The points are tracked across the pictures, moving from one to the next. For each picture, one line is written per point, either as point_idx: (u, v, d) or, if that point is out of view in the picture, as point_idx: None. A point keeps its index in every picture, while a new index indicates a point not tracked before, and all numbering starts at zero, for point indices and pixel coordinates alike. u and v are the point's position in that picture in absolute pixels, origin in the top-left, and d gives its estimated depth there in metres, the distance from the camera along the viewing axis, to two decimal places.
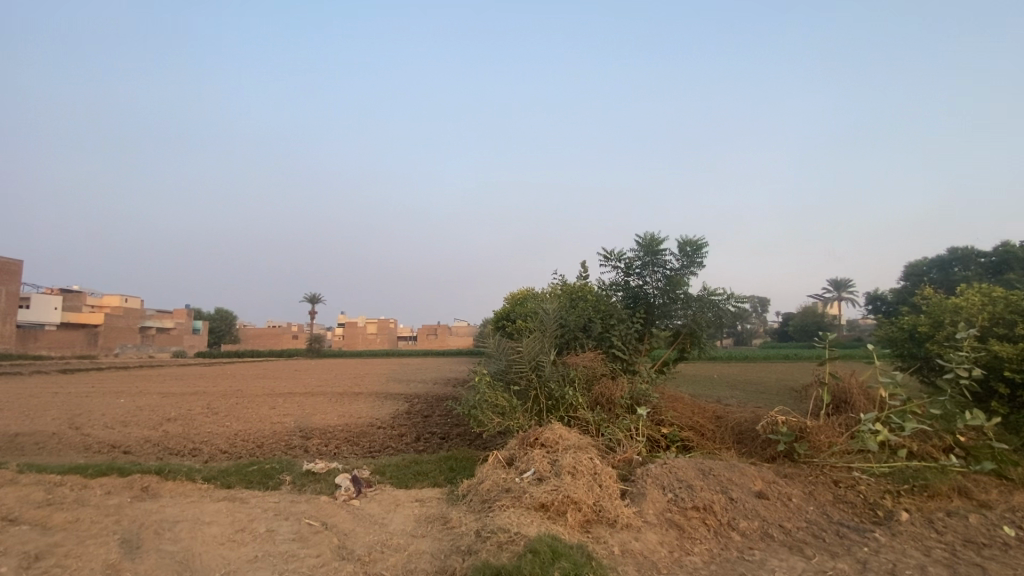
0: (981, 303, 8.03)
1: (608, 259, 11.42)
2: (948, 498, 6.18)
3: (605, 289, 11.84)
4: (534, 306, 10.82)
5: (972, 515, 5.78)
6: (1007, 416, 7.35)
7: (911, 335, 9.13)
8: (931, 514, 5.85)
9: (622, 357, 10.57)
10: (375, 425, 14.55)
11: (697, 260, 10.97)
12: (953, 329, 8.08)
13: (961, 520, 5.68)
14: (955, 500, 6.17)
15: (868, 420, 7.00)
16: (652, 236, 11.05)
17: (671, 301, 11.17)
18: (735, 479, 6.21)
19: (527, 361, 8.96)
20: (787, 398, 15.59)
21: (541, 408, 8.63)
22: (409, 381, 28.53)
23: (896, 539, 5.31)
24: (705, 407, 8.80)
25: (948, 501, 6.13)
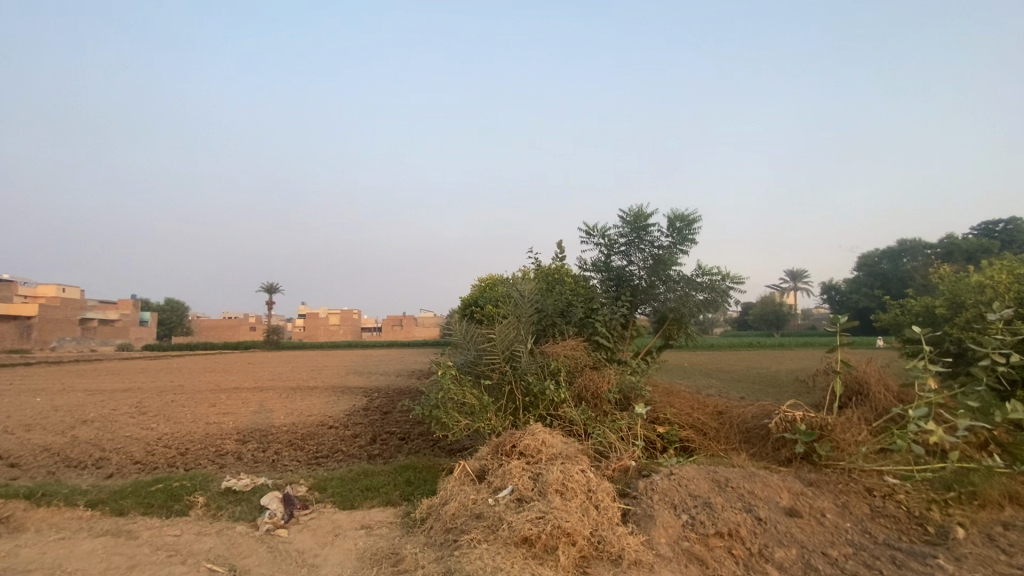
0: (1012, 281, 7.11)
1: (590, 235, 10.16)
2: (1001, 508, 5.22)
3: (585, 270, 10.56)
4: (506, 288, 9.43)
5: None
6: None
7: (926, 319, 8.24)
8: (993, 530, 4.83)
9: (606, 345, 9.36)
10: (326, 424, 12.93)
11: (689, 236, 9.82)
12: (979, 311, 7.18)
13: None
14: (1012, 509, 5.18)
15: (916, 415, 5.81)
16: (639, 209, 9.83)
17: (660, 283, 9.99)
18: (758, 493, 5.05)
19: (500, 351, 7.58)
20: (769, 388, 14.87)
21: (517, 406, 7.28)
22: (369, 374, 26.78)
23: (965, 568, 4.25)
24: (703, 401, 7.70)
25: (1005, 511, 5.14)
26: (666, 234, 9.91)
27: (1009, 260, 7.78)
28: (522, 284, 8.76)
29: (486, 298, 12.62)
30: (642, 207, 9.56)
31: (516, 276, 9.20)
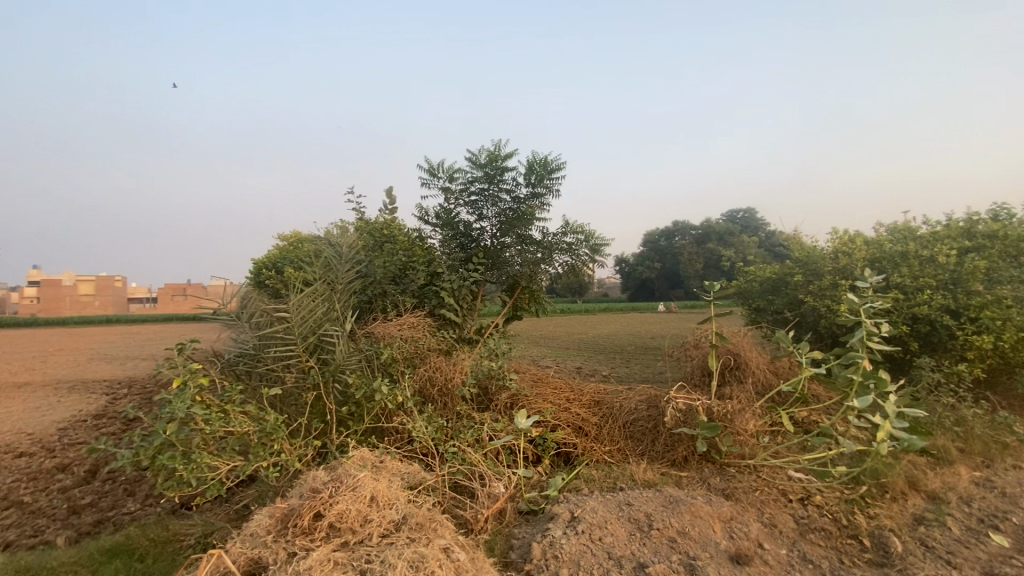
0: (855, 248, 7.11)
1: (433, 176, 7.80)
2: (918, 473, 4.48)
3: (424, 224, 8.20)
4: (313, 246, 6.56)
5: (956, 494, 4.25)
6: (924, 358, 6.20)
7: (779, 286, 7.79)
8: (919, 532, 3.76)
9: (454, 321, 7.26)
10: (10, 450, 8.24)
11: (551, 186, 8.11)
12: (834, 279, 6.96)
13: (964, 508, 4.03)
14: (915, 498, 4.23)
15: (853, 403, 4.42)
16: (495, 147, 7.77)
17: (518, 242, 8.13)
18: (692, 535, 3.49)
19: (301, 336, 4.86)
20: (603, 358, 14.69)
21: (328, 422, 4.75)
22: (123, 359, 20.29)
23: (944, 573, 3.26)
24: (577, 387, 6.09)
25: (912, 500, 4.19)
26: (525, 182, 8.06)
27: (840, 230, 7.80)
28: (337, 238, 6.03)
29: (286, 262, 9.36)
30: (499, 143, 7.51)
31: (328, 227, 6.39)
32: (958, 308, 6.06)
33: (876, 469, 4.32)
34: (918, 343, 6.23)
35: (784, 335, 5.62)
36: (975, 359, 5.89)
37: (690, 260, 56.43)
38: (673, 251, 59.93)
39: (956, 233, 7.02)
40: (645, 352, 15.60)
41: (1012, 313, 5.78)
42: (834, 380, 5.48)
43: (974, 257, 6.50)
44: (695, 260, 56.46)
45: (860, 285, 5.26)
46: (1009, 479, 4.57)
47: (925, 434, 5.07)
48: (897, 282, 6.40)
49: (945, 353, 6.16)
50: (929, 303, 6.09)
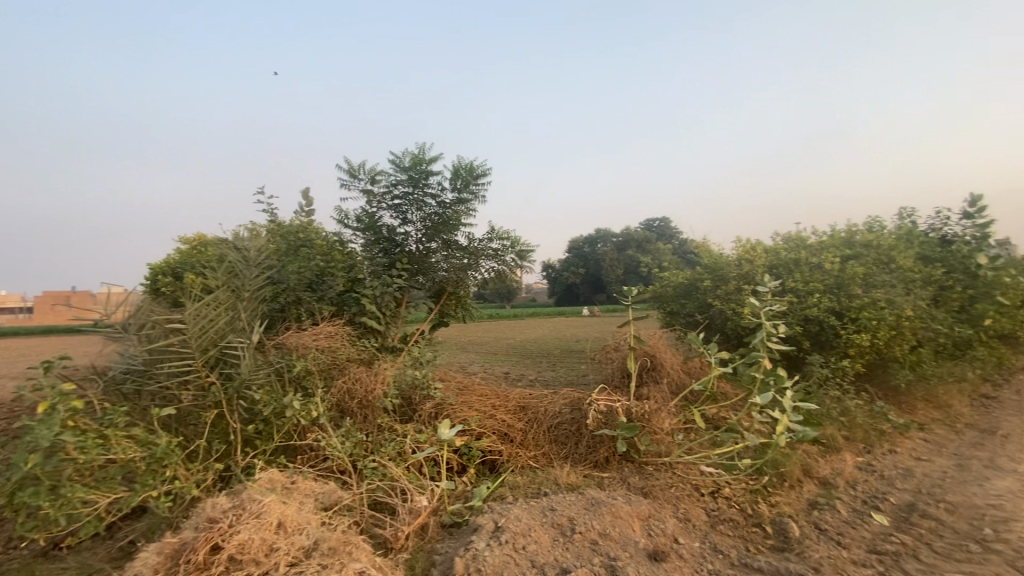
0: (756, 255, 7.72)
1: (354, 177, 7.49)
2: (811, 461, 4.91)
3: (344, 227, 7.84)
4: (217, 250, 6.05)
5: (842, 479, 4.70)
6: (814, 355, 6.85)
7: (692, 290, 8.28)
8: (812, 516, 4.10)
9: (376, 329, 6.98)
10: None
11: (477, 192, 8.06)
12: (738, 284, 7.51)
13: (848, 492, 4.46)
14: (809, 485, 4.61)
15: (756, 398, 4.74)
16: (419, 150, 7.60)
17: (443, 247, 7.99)
18: (613, 536, 3.57)
19: (200, 350, 4.44)
20: (530, 362, 14.86)
21: (231, 443, 4.39)
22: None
23: (833, 553, 3.57)
24: (503, 393, 6.05)
25: (807, 486, 4.57)
26: (451, 187, 7.95)
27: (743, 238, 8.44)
28: (244, 241, 5.61)
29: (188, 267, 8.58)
30: (423, 146, 7.36)
31: (235, 230, 5.90)
32: (842, 309, 6.74)
33: (776, 459, 4.67)
34: (809, 342, 6.86)
35: (695, 337, 5.96)
36: (856, 355, 6.58)
37: (613, 266, 58.82)
38: (597, 257, 62.22)
39: (839, 242, 7.84)
40: (570, 356, 15.97)
41: (884, 314, 6.52)
42: (739, 378, 5.89)
43: (854, 263, 7.28)
44: (617, 265, 58.93)
45: (761, 289, 5.72)
46: (885, 463, 5.13)
47: (816, 425, 5.57)
48: (792, 287, 7.02)
49: (831, 350, 6.82)
50: (818, 306, 6.74)
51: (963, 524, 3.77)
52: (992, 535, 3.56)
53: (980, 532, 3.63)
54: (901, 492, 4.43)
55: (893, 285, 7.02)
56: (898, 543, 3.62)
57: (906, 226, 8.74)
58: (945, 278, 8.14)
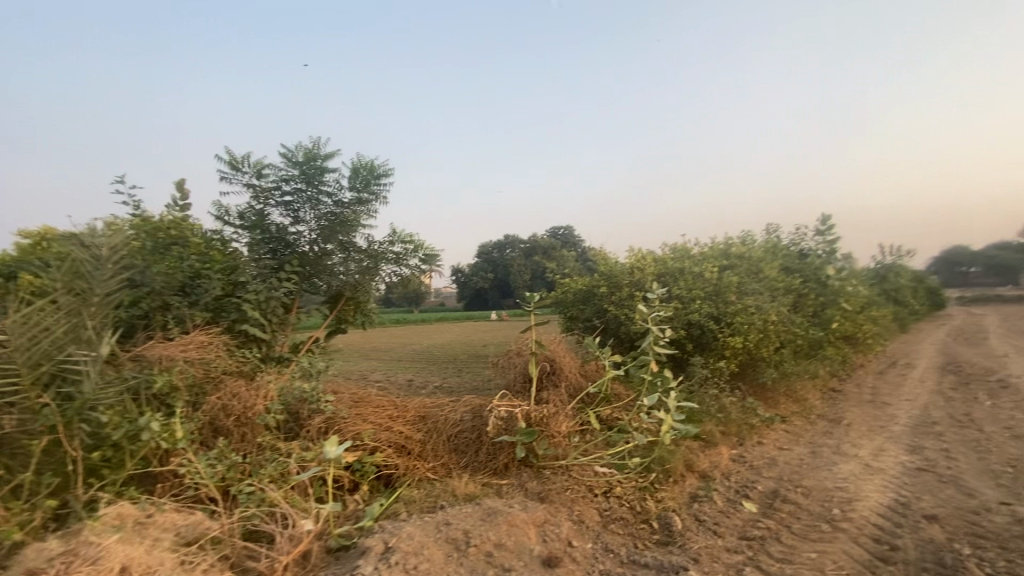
0: (647, 263, 8.22)
1: (237, 170, 6.82)
2: (693, 457, 5.27)
3: (225, 225, 7.11)
4: (60, 246, 5.18)
5: (719, 472, 5.10)
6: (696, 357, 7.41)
7: (589, 297, 8.60)
8: (693, 508, 4.39)
9: (260, 338, 6.38)
10: None
11: (378, 193, 7.71)
12: (631, 291, 7.93)
13: (724, 483, 4.85)
14: (691, 479, 4.95)
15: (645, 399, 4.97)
16: (313, 145, 7.12)
17: (340, 250, 7.54)
18: (508, 546, 3.53)
19: (27, 366, 3.72)
20: (435, 368, 14.59)
21: (68, 475, 3.74)
22: None
23: (711, 543, 3.83)
24: (401, 403, 5.80)
25: (689, 480, 4.90)
26: (349, 186, 7.53)
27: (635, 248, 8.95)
28: (87, 234, 4.57)
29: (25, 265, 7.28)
30: (318, 141, 6.90)
31: (89, 222, 4.99)
32: (719, 314, 7.38)
33: (662, 456, 4.95)
34: (692, 345, 7.41)
35: (591, 341, 6.14)
36: (731, 356, 7.24)
37: (520, 271, 60.03)
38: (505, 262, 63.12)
39: (717, 253, 8.62)
40: (476, 361, 15.93)
41: (753, 319, 7.25)
42: (631, 379, 6.19)
43: (730, 273, 8.03)
44: (525, 271, 60.25)
45: (650, 296, 6.09)
46: (754, 454, 5.67)
47: (698, 422, 6.01)
48: (677, 294, 7.55)
49: (710, 351, 7.40)
50: (699, 311, 7.31)
51: (815, 506, 4.26)
52: (838, 513, 4.04)
53: (829, 511, 4.11)
54: (766, 479, 4.90)
55: (761, 293, 7.84)
56: (764, 528, 3.98)
57: (772, 241, 9.84)
58: (801, 286, 9.28)
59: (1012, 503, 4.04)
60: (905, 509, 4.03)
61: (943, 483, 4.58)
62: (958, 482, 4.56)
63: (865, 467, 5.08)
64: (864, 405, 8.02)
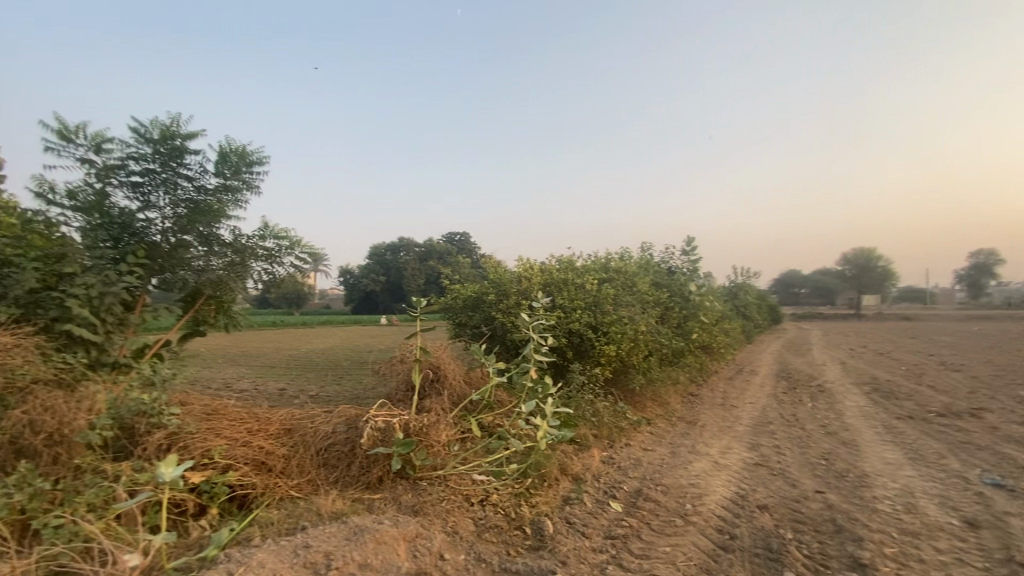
0: (534, 273, 8.44)
1: (66, 141, 5.80)
2: (566, 461, 5.47)
3: (50, 205, 5.98)
4: None
5: (590, 474, 5.34)
6: (575, 364, 7.76)
7: (477, 303, 8.62)
8: (565, 511, 4.53)
9: (89, 339, 5.39)
10: None
11: (249, 181, 7.01)
12: (518, 299, 8.08)
13: (594, 486, 5.08)
14: (564, 482, 5.12)
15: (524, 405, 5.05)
16: (170, 121, 6.30)
17: (201, 243, 6.70)
18: (374, 566, 3.33)
19: None
20: (313, 376, 13.61)
21: None
22: None
23: (578, 544, 3.98)
24: (264, 416, 5.26)
25: (562, 484, 5.07)
26: (214, 172, 6.75)
27: (523, 257, 9.17)
28: None
29: None
30: (175, 116, 6.11)
31: None
32: (597, 323, 7.82)
33: (538, 462, 5.06)
34: (572, 353, 7.75)
35: (476, 348, 6.09)
36: (606, 363, 7.69)
37: (412, 276, 58.75)
38: (397, 266, 61.35)
39: (598, 266, 9.15)
40: (359, 368, 15.17)
41: (626, 329, 7.79)
42: (513, 386, 6.27)
43: (608, 286, 8.56)
44: (417, 275, 59.10)
45: (534, 304, 6.26)
46: (623, 456, 6.04)
47: (573, 426, 6.27)
48: (560, 303, 7.86)
49: (588, 359, 7.79)
50: (579, 321, 7.68)
51: (671, 502, 4.63)
52: (690, 508, 4.43)
53: (682, 507, 4.50)
54: (631, 480, 5.25)
55: (634, 306, 8.46)
56: (627, 527, 4.23)
57: (645, 257, 10.70)
58: (668, 300, 10.20)
59: (823, 490, 4.75)
60: (743, 501, 4.54)
61: (773, 475, 5.26)
62: (784, 474, 5.28)
63: (714, 464, 5.67)
64: (716, 408, 9.00)
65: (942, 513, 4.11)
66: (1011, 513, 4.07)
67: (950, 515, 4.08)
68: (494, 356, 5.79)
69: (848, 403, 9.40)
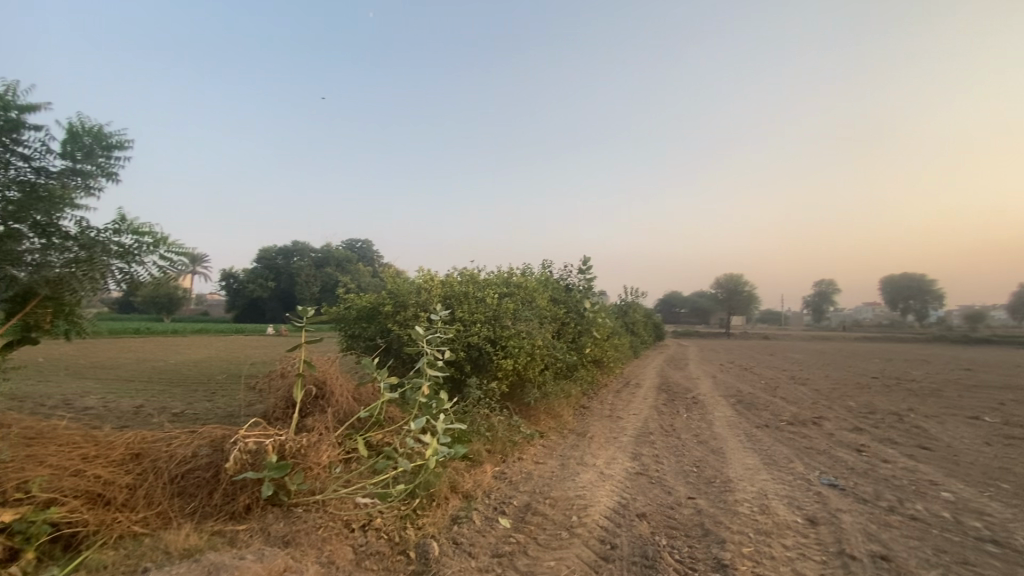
0: (433, 285, 8.28)
1: None
2: (457, 479, 5.35)
3: None
4: None
5: (480, 491, 5.28)
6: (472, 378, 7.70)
7: (372, 314, 8.24)
8: (452, 531, 4.41)
9: None
10: None
11: (106, 167, 6.14)
12: (415, 311, 7.86)
13: (484, 502, 5.02)
14: (454, 500, 5.00)
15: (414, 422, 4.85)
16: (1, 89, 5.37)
17: (36, 232, 5.64)
18: None
19: None
20: (180, 391, 12.10)
21: None
22: None
23: (464, 565, 3.88)
24: (104, 441, 4.51)
25: (452, 502, 4.94)
26: (59, 152, 5.82)
27: (424, 268, 8.97)
28: None
29: None
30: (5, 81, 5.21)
31: None
32: (495, 337, 7.85)
33: (427, 480, 4.89)
34: (469, 366, 7.69)
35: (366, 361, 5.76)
36: (502, 377, 7.72)
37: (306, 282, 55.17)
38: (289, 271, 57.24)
39: (499, 281, 9.23)
40: (237, 381, 13.78)
41: (524, 343, 7.90)
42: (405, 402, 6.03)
43: (507, 300, 8.65)
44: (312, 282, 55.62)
45: (431, 317, 6.11)
46: (514, 470, 6.07)
47: (466, 442, 6.18)
48: (459, 316, 7.78)
49: (485, 373, 7.78)
50: (477, 334, 7.66)
51: (558, 515, 4.72)
52: (575, 520, 4.54)
53: (569, 519, 4.59)
54: (521, 494, 5.27)
55: (532, 320, 8.63)
56: (514, 543, 4.22)
57: (544, 274, 11.02)
58: (564, 316, 10.57)
59: (693, 496, 5.14)
60: (624, 510, 4.76)
61: (651, 484, 5.59)
62: (662, 482, 5.63)
63: (600, 475, 5.90)
64: (604, 420, 9.44)
65: (788, 512, 4.64)
66: (841, 509, 4.70)
67: (795, 514, 4.61)
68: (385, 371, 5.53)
69: (717, 413, 10.38)
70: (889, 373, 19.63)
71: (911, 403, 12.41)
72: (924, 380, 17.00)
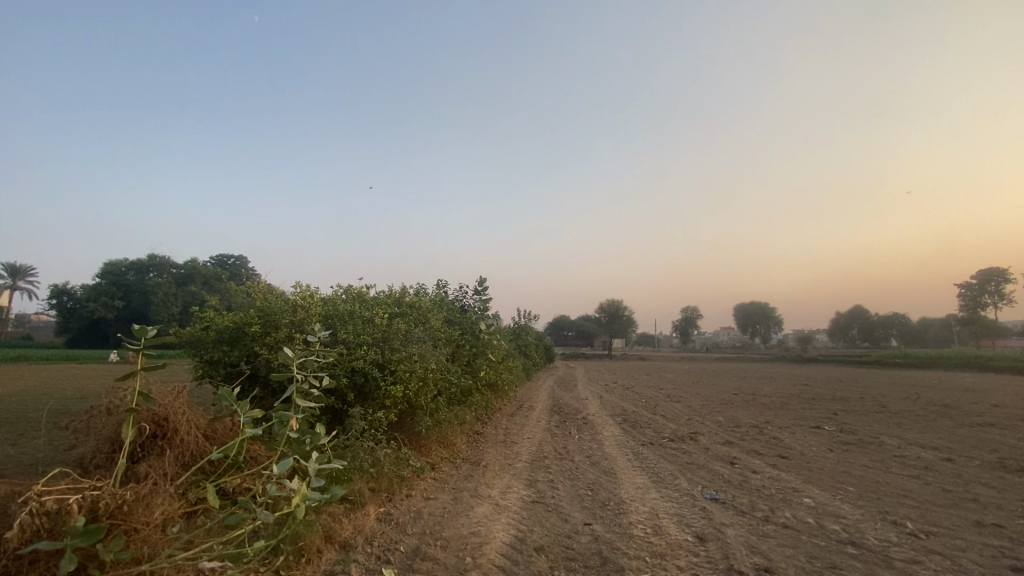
0: (313, 303, 7.47)
1: None
2: (334, 526, 4.67)
3: None
4: None
5: (360, 538, 4.66)
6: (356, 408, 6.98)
7: (238, 337, 7.17)
8: None
9: None
10: None
11: None
12: (291, 332, 6.99)
13: (364, 552, 4.41)
14: (328, 553, 4.32)
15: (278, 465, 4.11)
16: None
17: None
18: None
19: None
20: None
21: None
22: None
23: None
24: None
25: (326, 555, 4.27)
26: None
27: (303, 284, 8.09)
28: None
29: None
30: None
31: None
32: (384, 361, 7.25)
33: (295, 533, 4.15)
34: (353, 394, 6.98)
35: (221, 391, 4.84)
36: (390, 405, 7.11)
37: (165, 301, 48.42)
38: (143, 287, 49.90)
39: (389, 300, 8.65)
40: (58, 420, 11.30)
41: (415, 367, 7.40)
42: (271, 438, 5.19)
43: (398, 321, 8.10)
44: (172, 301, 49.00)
45: (307, 338, 5.39)
46: (401, 510, 5.51)
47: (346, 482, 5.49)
48: (343, 338, 7.07)
49: (371, 402, 7.11)
50: (363, 358, 7.00)
51: (450, 558, 4.28)
52: (469, 562, 4.14)
53: (462, 561, 4.18)
54: (409, 537, 4.75)
55: (424, 342, 8.16)
56: None
57: (439, 294, 10.62)
58: (459, 338, 10.23)
59: (590, 522, 5.02)
60: (521, 545, 4.47)
61: (548, 512, 5.39)
62: (558, 510, 5.46)
63: (495, 507, 5.57)
64: (499, 446, 9.18)
65: (679, 531, 4.70)
66: (725, 524, 4.87)
67: (685, 532, 4.67)
68: (244, 402, 4.68)
69: (606, 433, 10.65)
70: (747, 389, 22.00)
71: (766, 416, 13.91)
72: (774, 395, 19.29)
